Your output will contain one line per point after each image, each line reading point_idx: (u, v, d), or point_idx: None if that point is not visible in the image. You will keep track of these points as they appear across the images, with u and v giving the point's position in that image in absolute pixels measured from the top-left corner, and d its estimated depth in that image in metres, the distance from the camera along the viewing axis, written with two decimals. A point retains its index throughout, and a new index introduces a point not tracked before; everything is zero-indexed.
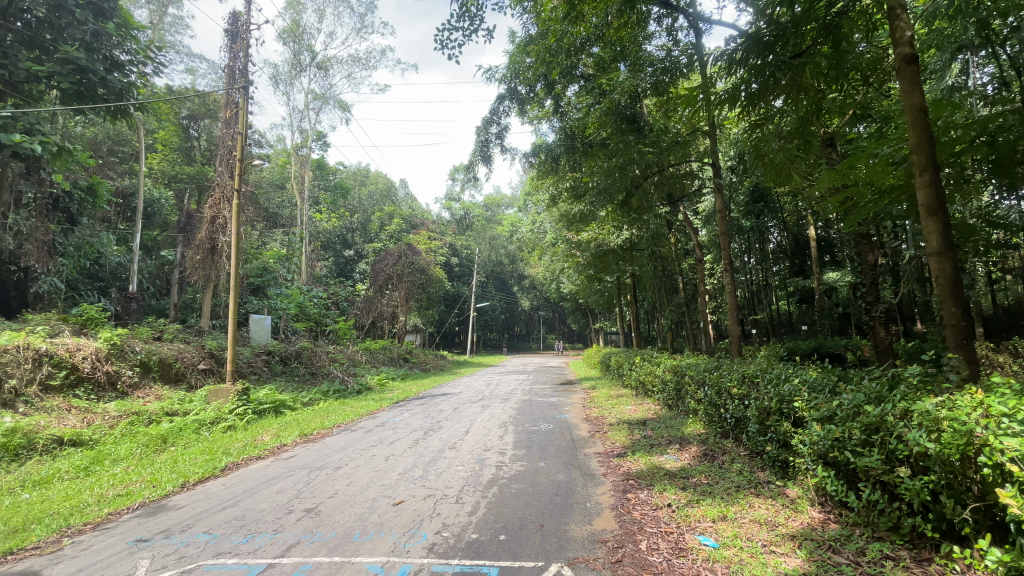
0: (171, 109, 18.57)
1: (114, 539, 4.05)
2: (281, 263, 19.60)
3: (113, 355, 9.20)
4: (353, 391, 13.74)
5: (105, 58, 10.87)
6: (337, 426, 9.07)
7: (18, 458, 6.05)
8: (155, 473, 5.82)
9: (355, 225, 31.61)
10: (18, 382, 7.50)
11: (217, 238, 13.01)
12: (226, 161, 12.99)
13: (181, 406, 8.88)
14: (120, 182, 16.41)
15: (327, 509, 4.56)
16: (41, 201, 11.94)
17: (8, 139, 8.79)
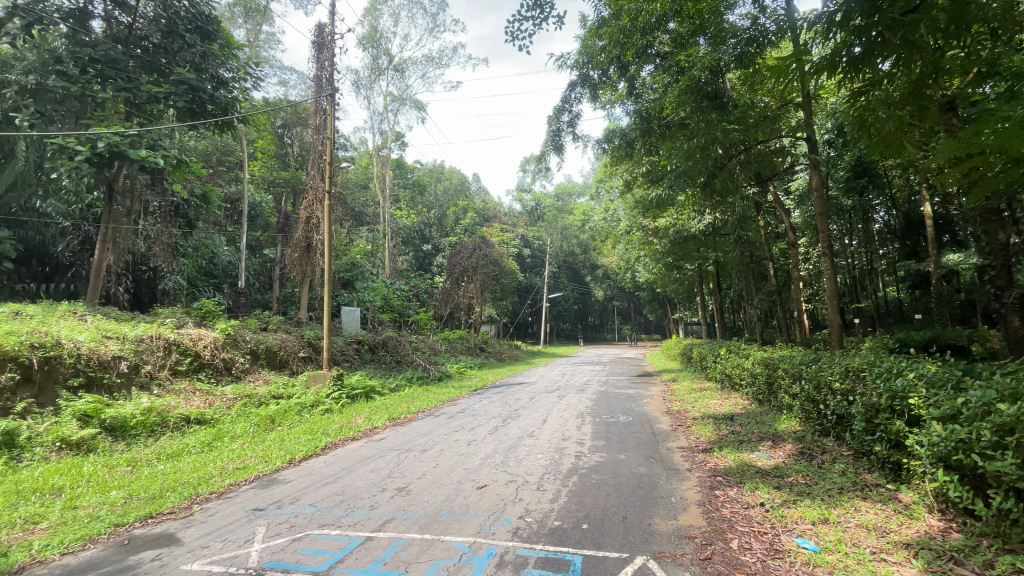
0: (268, 120, 20.28)
1: (235, 507, 4.58)
2: (366, 258, 20.83)
3: (228, 343, 10.33)
4: (434, 378, 14.38)
5: (212, 77, 11.99)
6: (422, 411, 9.55)
7: (155, 433, 6.98)
8: (266, 449, 6.48)
9: (432, 220, 32.82)
10: (153, 367, 8.62)
11: (312, 236, 14.10)
12: (317, 165, 13.99)
13: (286, 390, 9.80)
14: (229, 189, 18.26)
15: (416, 489, 4.82)
16: (165, 208, 13.14)
17: (137, 156, 10.04)
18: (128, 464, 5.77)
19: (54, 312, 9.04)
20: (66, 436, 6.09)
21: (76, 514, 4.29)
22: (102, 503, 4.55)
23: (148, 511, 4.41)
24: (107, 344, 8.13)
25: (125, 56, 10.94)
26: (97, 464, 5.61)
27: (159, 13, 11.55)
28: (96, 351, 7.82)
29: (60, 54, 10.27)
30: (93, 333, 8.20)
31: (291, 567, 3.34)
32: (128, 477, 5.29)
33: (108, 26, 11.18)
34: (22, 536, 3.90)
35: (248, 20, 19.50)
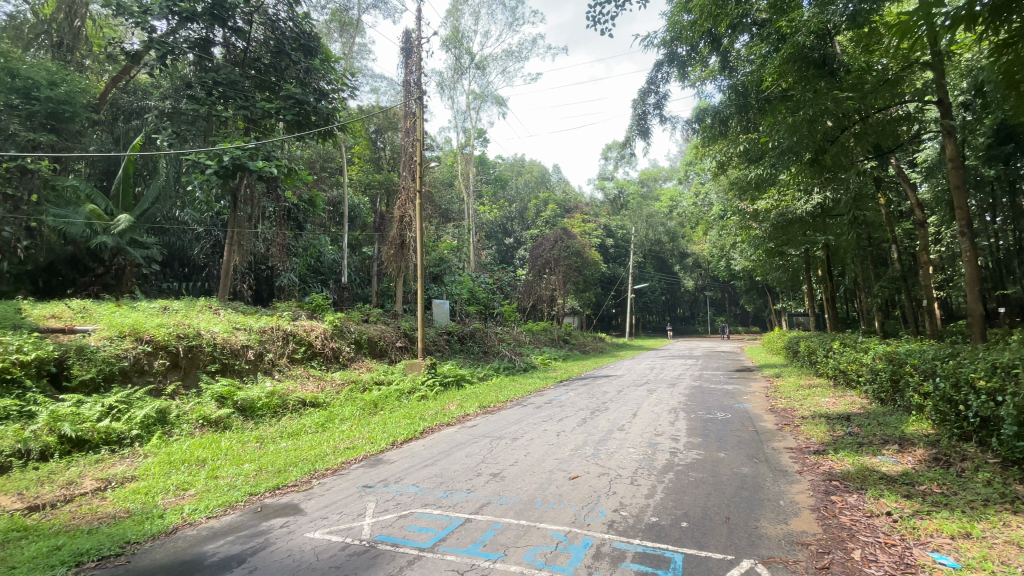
0: (363, 126, 21.70)
1: (348, 483, 5.01)
2: (453, 253, 21.61)
3: (335, 334, 11.30)
4: (520, 368, 14.64)
5: (315, 90, 13.09)
6: (510, 400, 9.77)
7: (277, 414, 7.83)
8: (371, 431, 7.01)
9: (513, 214, 33.22)
10: (275, 355, 9.66)
11: (405, 234, 14.90)
12: (408, 166, 14.73)
13: (386, 377, 10.53)
14: (331, 193, 19.87)
15: (509, 476, 4.95)
16: (279, 212, 14.56)
17: (255, 166, 11.24)
18: (256, 440, 6.52)
19: (195, 306, 10.41)
20: (207, 414, 7.00)
21: (218, 483, 4.93)
22: (239, 474, 5.21)
23: (275, 483, 4.95)
24: (237, 334, 9.23)
25: (242, 77, 12.26)
26: (232, 440, 6.41)
27: (269, 35, 12.72)
28: (229, 341, 8.91)
29: (191, 81, 11.75)
30: (226, 325, 9.34)
31: (399, 542, 3.60)
32: (257, 452, 5.99)
33: (226, 51, 12.51)
34: (177, 500, 4.55)
35: (343, 34, 20.95)
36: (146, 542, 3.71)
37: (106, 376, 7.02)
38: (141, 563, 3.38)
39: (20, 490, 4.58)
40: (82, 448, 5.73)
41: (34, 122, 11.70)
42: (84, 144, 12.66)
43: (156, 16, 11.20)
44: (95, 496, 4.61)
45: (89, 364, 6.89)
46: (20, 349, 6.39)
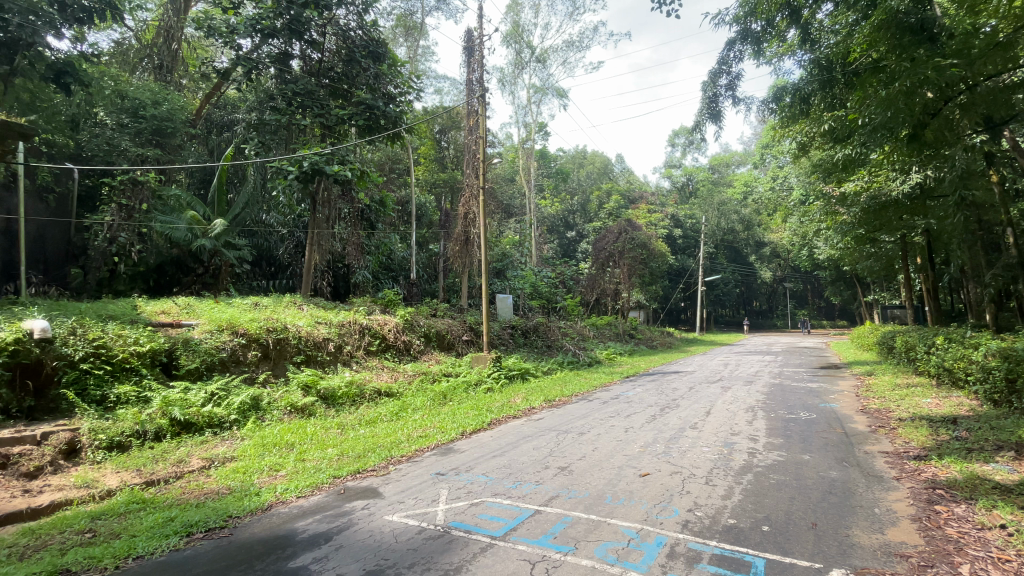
0: (428, 127, 22.36)
1: (421, 469, 5.24)
2: (515, 248, 21.82)
3: (406, 328, 11.81)
4: (584, 363, 14.54)
5: (383, 94, 13.64)
6: (576, 394, 9.75)
7: (356, 402, 8.33)
8: (442, 421, 7.27)
9: (576, 207, 32.79)
10: (353, 348, 10.26)
11: (469, 230, 15.20)
12: (472, 164, 15.00)
13: (454, 369, 10.86)
14: (400, 193, 20.72)
15: (578, 470, 4.95)
16: (353, 213, 15.38)
17: (331, 171, 11.97)
18: (337, 427, 6.97)
19: (282, 302, 11.30)
20: (294, 401, 7.58)
21: (305, 466, 5.33)
22: (323, 457, 5.60)
23: (356, 468, 5.27)
24: (319, 328, 9.89)
25: (318, 87, 13.06)
26: (317, 426, 6.90)
27: (341, 45, 13.39)
28: (312, 334, 9.57)
29: (274, 94, 12.70)
30: (309, 319, 10.05)
31: (472, 529, 3.71)
32: (339, 438, 6.40)
33: (304, 63, 13.32)
34: (270, 479, 4.98)
35: (408, 38, 21.66)
36: (246, 517, 4.09)
37: (208, 365, 7.78)
38: (242, 536, 3.73)
39: (140, 467, 5.22)
40: (189, 430, 6.41)
41: (141, 138, 13.12)
42: (182, 156, 14.04)
43: (242, 35, 12.17)
44: (200, 474, 5.15)
45: (194, 355, 7.65)
46: (137, 340, 7.16)
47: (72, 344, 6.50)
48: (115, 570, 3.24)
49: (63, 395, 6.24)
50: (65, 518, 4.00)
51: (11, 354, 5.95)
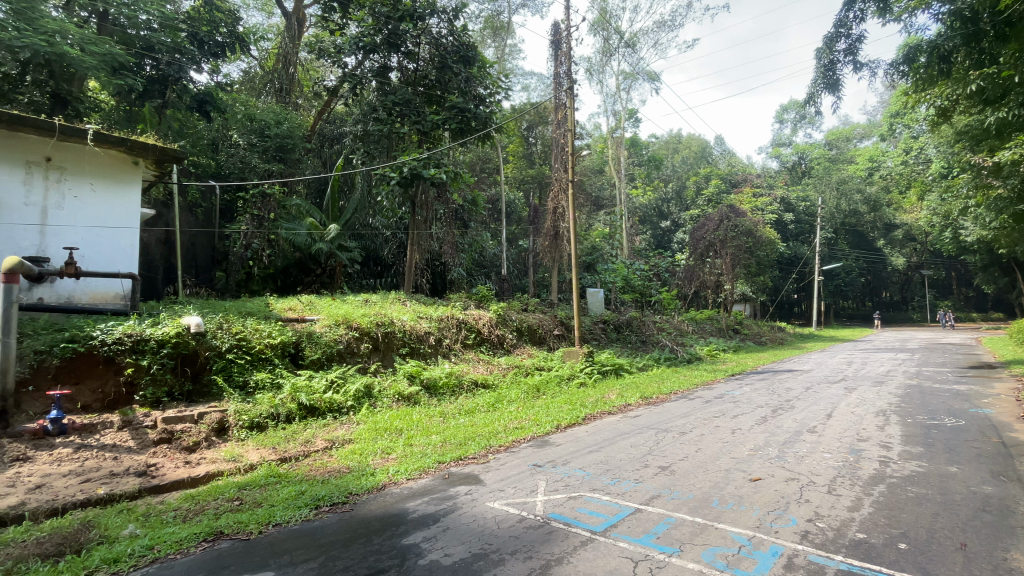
0: (516, 125, 22.68)
1: (519, 460, 5.37)
2: (606, 241, 21.43)
3: (500, 322, 12.15)
4: (683, 359, 13.90)
5: (474, 96, 14.08)
6: (674, 392, 9.36)
7: (455, 392, 8.76)
8: (536, 414, 7.39)
9: (670, 195, 30.51)
10: (450, 341, 10.78)
11: (559, 225, 15.17)
12: (560, 158, 14.94)
13: (547, 363, 10.96)
14: (490, 191, 21.26)
15: (681, 470, 4.76)
16: (447, 213, 16.10)
17: (428, 174, 12.66)
18: (440, 415, 7.38)
19: (387, 299, 12.17)
20: (401, 390, 8.15)
21: (413, 450, 5.72)
22: (428, 443, 5.98)
23: (458, 454, 5.55)
24: (421, 322, 10.51)
25: (414, 95, 13.81)
26: (421, 413, 7.37)
27: (434, 52, 13.96)
28: (415, 328, 10.21)
29: (376, 105, 13.68)
30: (412, 314, 10.70)
31: (572, 522, 3.74)
32: (441, 426, 6.78)
33: (401, 74, 14.12)
34: (383, 461, 5.42)
35: (496, 39, 22.09)
36: (364, 494, 4.50)
37: (328, 356, 8.62)
38: (360, 512, 4.11)
39: (276, 445, 5.96)
40: (314, 414, 7.18)
41: (267, 155, 14.77)
42: (300, 169, 15.37)
43: (347, 54, 13.27)
44: (324, 453, 5.75)
45: (316, 347, 8.52)
46: (270, 333, 8.11)
47: (220, 336, 7.55)
48: (259, 533, 3.74)
49: (213, 380, 7.29)
50: (219, 486, 4.69)
51: (173, 346, 7.06)
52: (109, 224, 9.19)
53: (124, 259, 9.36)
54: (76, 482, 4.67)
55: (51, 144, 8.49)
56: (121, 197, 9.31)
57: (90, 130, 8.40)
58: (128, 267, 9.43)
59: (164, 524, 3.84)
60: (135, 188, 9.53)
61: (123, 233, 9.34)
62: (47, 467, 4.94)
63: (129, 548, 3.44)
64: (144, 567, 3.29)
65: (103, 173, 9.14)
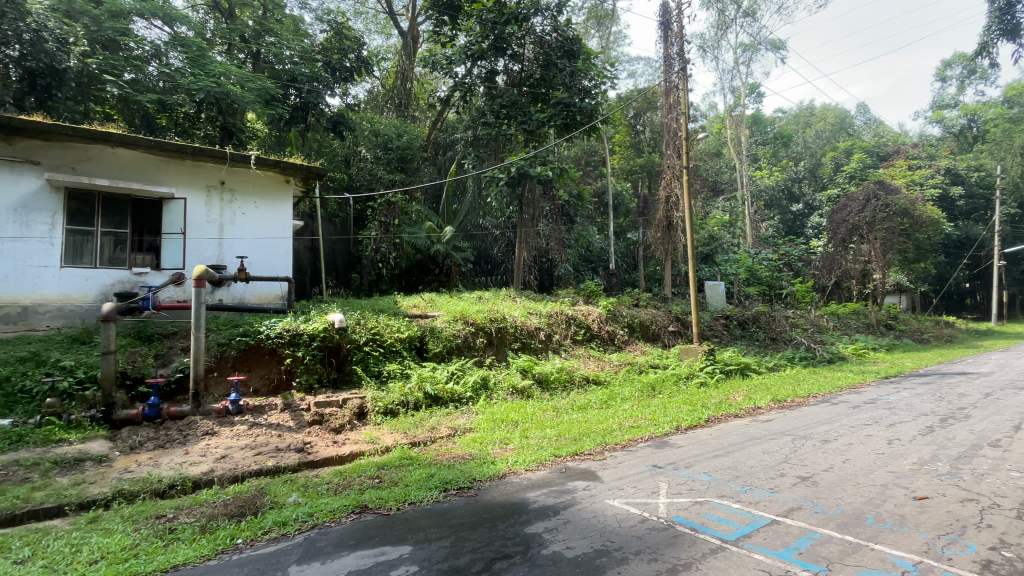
0: (622, 113, 21.99)
1: (638, 460, 5.22)
2: (725, 229, 19.90)
3: (611, 318, 11.93)
4: (821, 359, 12.41)
5: (579, 90, 13.94)
6: (812, 395, 8.42)
7: (567, 387, 8.80)
8: (653, 413, 7.12)
9: (801, 174, 26.37)
10: (561, 337, 10.83)
11: (672, 215, 14.42)
12: (672, 143, 14.18)
13: (662, 361, 10.52)
14: (597, 184, 20.89)
15: (825, 482, 4.26)
16: (554, 209, 16.17)
17: (535, 172, 12.85)
18: (553, 409, 7.47)
19: (499, 296, 12.57)
20: (515, 383, 8.40)
21: (529, 442, 5.87)
22: (544, 436, 6.08)
23: (574, 449, 5.56)
24: (531, 317, 10.71)
25: (520, 96, 14.09)
26: (535, 407, 7.53)
27: (538, 50, 14.08)
28: (526, 323, 10.44)
29: (484, 110, 14.18)
30: (523, 310, 10.95)
31: (699, 528, 3.56)
32: (555, 420, 6.86)
33: (507, 76, 14.44)
34: (502, 451, 5.63)
35: (600, 28, 21.61)
36: (486, 481, 4.72)
37: (448, 349, 9.18)
38: (484, 498, 4.32)
39: (407, 430, 6.52)
40: (438, 403, 7.70)
41: (390, 166, 16.11)
42: (419, 177, 16.42)
43: (457, 64, 13.93)
44: (448, 440, 6.15)
45: (438, 340, 9.12)
46: (399, 328, 8.85)
47: (357, 331, 8.39)
48: (397, 510, 4.11)
49: (353, 370, 8.17)
50: (361, 465, 5.25)
51: (321, 340, 8.01)
52: (268, 235, 10.75)
53: (279, 265, 10.89)
54: (250, 454, 5.54)
55: (224, 170, 10.12)
56: (276, 212, 10.87)
57: (253, 156, 9.98)
58: (283, 271, 10.96)
59: (319, 496, 4.39)
60: (286, 204, 11.02)
61: (279, 242, 10.89)
62: (230, 440, 5.94)
63: (294, 514, 4.00)
64: (307, 531, 3.79)
65: (262, 192, 10.68)
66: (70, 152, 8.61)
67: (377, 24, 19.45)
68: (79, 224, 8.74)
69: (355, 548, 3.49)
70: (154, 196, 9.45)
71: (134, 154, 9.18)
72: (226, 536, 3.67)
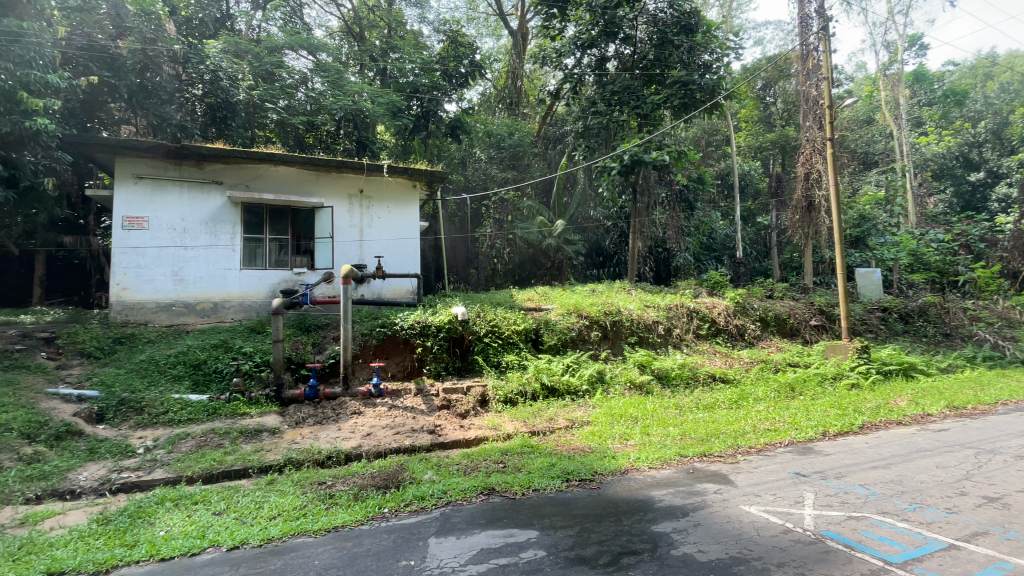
0: (748, 86, 20.06)
1: (777, 466, 4.77)
2: (879, 207, 17.21)
3: (739, 311, 11.03)
4: (1014, 360, 10.18)
5: (699, 66, 12.99)
6: (1002, 403, 6.96)
7: (690, 384, 8.32)
8: (793, 416, 6.43)
9: (981, 137, 21.12)
10: (682, 331, 10.29)
11: (813, 194, 12.82)
12: (810, 114, 12.59)
13: (802, 359, 9.46)
14: (720, 166, 19.38)
15: (1022, 506, 3.51)
16: (672, 196, 15.33)
17: (650, 158, 12.25)
18: (675, 407, 7.12)
19: (613, 288, 12.30)
20: (633, 378, 8.19)
21: (651, 439, 5.66)
22: (667, 434, 5.83)
23: (701, 449, 5.25)
24: (649, 310, 10.32)
25: (633, 79, 13.57)
26: (656, 403, 7.23)
27: (652, 29, 13.42)
28: (643, 317, 10.07)
29: (595, 99, 13.88)
30: (639, 302, 10.57)
31: (854, 545, 3.16)
32: (678, 418, 6.54)
33: (619, 61, 13.97)
34: (622, 446, 5.52)
35: None
36: (608, 475, 4.67)
37: (563, 342, 9.24)
38: (607, 492, 4.29)
39: (527, 419, 6.71)
40: (554, 394, 7.79)
41: (504, 164, 16.57)
42: (530, 172, 16.64)
43: (567, 56, 13.82)
44: (567, 432, 6.20)
45: (552, 333, 9.23)
46: (516, 321, 9.12)
47: (477, 323, 8.82)
48: (523, 495, 4.26)
49: (475, 360, 8.60)
50: (486, 449, 5.51)
51: (447, 331, 8.57)
52: (399, 236, 11.73)
53: (408, 263, 11.84)
54: (391, 433, 6.14)
55: (361, 179, 11.29)
56: (405, 213, 11.82)
57: (385, 165, 10.98)
58: (410, 268, 11.90)
59: (451, 475, 4.71)
60: (412, 207, 11.94)
61: (407, 242, 11.84)
62: (373, 420, 6.64)
63: (431, 490, 4.34)
64: (442, 506, 4.10)
65: (393, 197, 11.70)
66: (244, 172, 10.22)
67: (488, 27, 19.99)
68: (252, 233, 10.35)
69: (486, 527, 3.69)
70: (307, 206, 10.84)
71: (291, 170, 10.63)
72: (374, 505, 4.11)
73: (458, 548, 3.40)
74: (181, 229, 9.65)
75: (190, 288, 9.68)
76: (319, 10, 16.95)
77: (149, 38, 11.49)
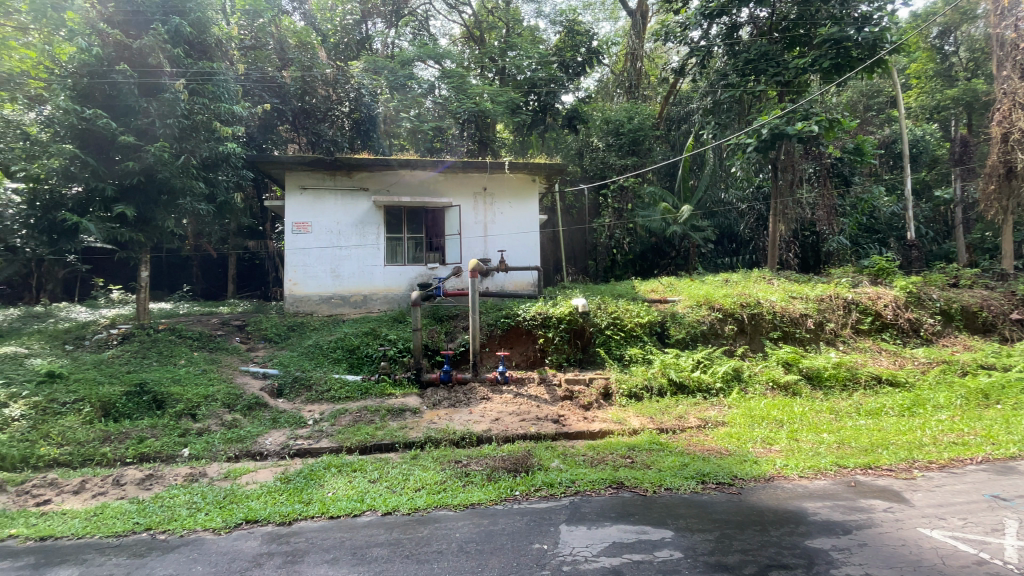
0: (920, 35, 16.83)
1: (967, 486, 4.00)
2: None
3: (912, 302, 9.40)
4: None
5: (856, 19, 11.19)
6: None
7: (848, 387, 7.32)
8: (990, 429, 5.31)
9: None
10: (836, 325, 9.06)
11: (1015, 158, 10.35)
12: (1012, 59, 10.19)
13: (1000, 360, 7.78)
14: (882, 133, 16.60)
15: None
16: (821, 172, 13.52)
17: (794, 130, 10.89)
18: (830, 411, 6.32)
19: (750, 278, 11.27)
20: (776, 377, 7.44)
21: (801, 446, 5.11)
22: (819, 441, 5.20)
23: (865, 461, 4.60)
24: (794, 302, 9.25)
25: (771, 45, 12.21)
26: (805, 406, 6.49)
27: None
28: (788, 308, 9.05)
29: (726, 71, 12.75)
30: (782, 293, 9.53)
31: None
32: (834, 424, 5.79)
33: (753, 27, 12.65)
34: (766, 451, 5.07)
35: None
36: (750, 481, 4.32)
37: (692, 336, 8.74)
38: (749, 498, 3.98)
39: (653, 415, 6.48)
40: (684, 391, 7.39)
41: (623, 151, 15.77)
42: (653, 157, 15.72)
43: (691, 28, 12.87)
44: (699, 431, 5.86)
45: (680, 327, 8.77)
46: (639, 313, 8.85)
47: (599, 315, 8.73)
48: (654, 493, 4.14)
49: (598, 352, 8.54)
50: (613, 443, 5.45)
51: (568, 322, 8.61)
52: (521, 230, 12.07)
53: (530, 255, 12.14)
54: (518, 419, 6.38)
55: (486, 178, 11.81)
56: (526, 207, 12.12)
57: (507, 161, 11.31)
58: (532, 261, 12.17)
59: (578, 465, 4.76)
60: (533, 200, 12.20)
61: (529, 235, 12.12)
62: (501, 406, 6.95)
63: (559, 478, 4.43)
64: (571, 495, 4.17)
65: (515, 193, 12.06)
66: (385, 177, 11.30)
67: (606, 11, 19.43)
68: (392, 232, 11.43)
69: (617, 521, 3.66)
70: (437, 206, 11.65)
71: (423, 173, 11.47)
72: (506, 487, 4.32)
73: (589, 538, 3.43)
74: (336, 231, 10.99)
75: (345, 283, 11.02)
76: (443, 19, 17.97)
77: (306, 67, 13.60)
